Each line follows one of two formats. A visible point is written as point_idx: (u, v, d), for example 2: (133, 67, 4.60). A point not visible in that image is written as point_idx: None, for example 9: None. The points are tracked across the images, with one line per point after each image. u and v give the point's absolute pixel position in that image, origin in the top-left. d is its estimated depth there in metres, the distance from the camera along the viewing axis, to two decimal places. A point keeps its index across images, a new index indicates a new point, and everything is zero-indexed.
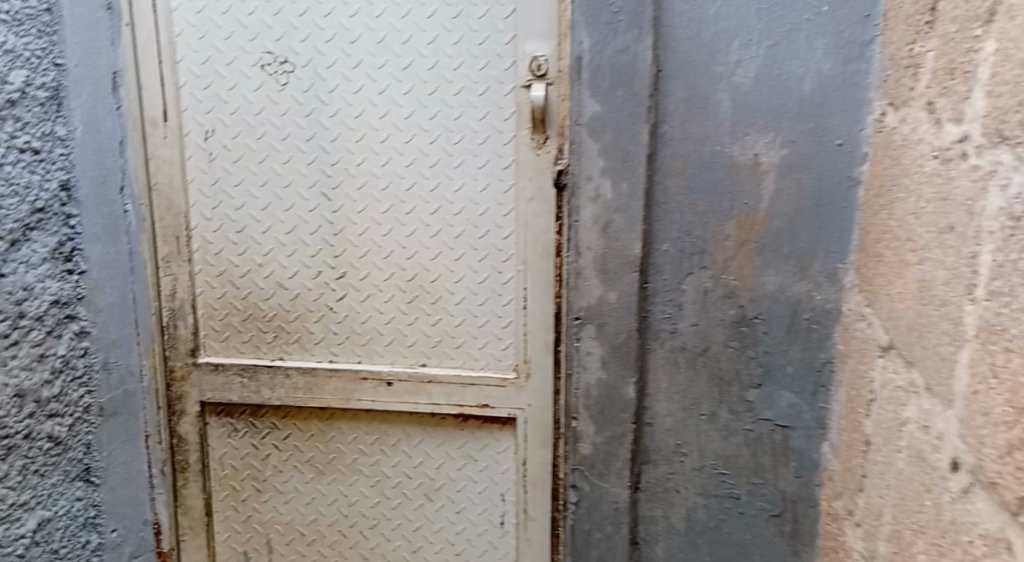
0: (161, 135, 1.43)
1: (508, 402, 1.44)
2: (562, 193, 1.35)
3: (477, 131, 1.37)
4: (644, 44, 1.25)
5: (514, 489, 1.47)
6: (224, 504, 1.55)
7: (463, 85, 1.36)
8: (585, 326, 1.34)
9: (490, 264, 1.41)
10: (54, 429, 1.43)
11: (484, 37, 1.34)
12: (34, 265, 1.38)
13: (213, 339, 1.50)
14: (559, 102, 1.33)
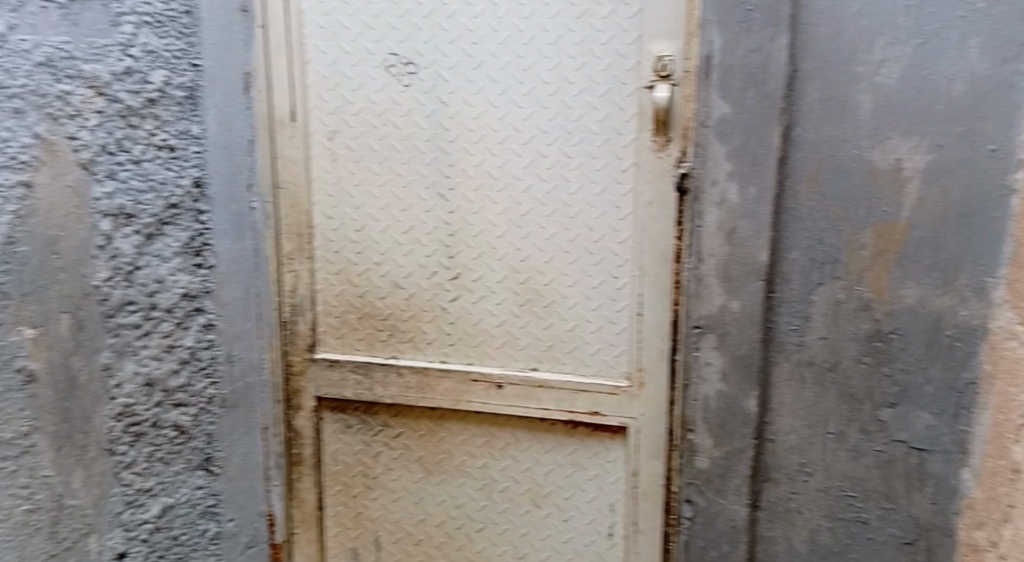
0: (289, 134, 1.45)
1: (621, 410, 1.40)
2: (685, 197, 1.31)
3: (598, 133, 1.34)
4: (780, 43, 1.20)
5: (625, 500, 1.43)
6: (336, 500, 1.57)
7: (585, 86, 1.34)
8: (706, 335, 1.30)
9: (607, 269, 1.38)
10: (179, 418, 1.43)
11: (609, 37, 1.31)
12: (165, 256, 1.38)
13: (330, 335, 1.51)
14: (685, 103, 1.29)
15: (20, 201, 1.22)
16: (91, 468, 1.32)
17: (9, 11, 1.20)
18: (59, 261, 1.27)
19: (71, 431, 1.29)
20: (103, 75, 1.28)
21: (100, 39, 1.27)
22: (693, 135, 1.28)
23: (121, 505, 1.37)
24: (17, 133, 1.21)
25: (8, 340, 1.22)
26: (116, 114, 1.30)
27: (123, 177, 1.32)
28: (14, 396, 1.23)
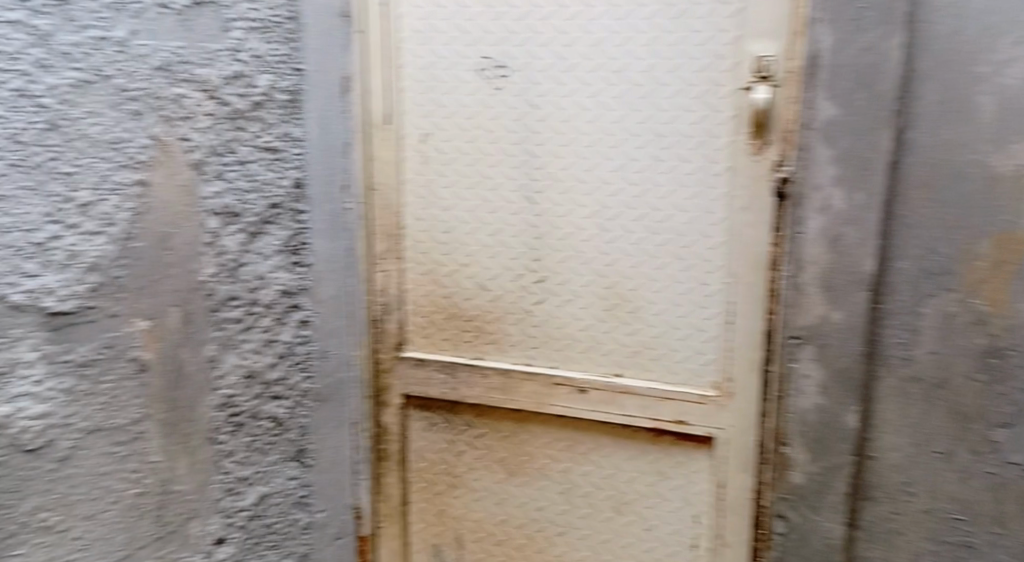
0: (383, 136, 1.47)
1: (707, 420, 1.37)
2: (782, 203, 1.28)
3: (690, 136, 1.33)
4: (893, 42, 1.17)
5: (710, 512, 1.40)
6: (420, 496, 1.59)
7: (680, 88, 1.32)
8: (804, 346, 1.26)
9: (696, 276, 1.35)
10: (276, 410, 1.41)
11: (707, 37, 1.29)
12: (266, 254, 1.36)
13: (418, 333, 1.54)
14: (785, 106, 1.26)
15: (138, 199, 1.21)
16: (195, 456, 1.32)
17: (128, 16, 1.17)
18: (169, 256, 1.25)
19: (179, 420, 1.29)
20: (214, 78, 1.26)
21: (212, 44, 1.25)
22: (795, 139, 1.25)
23: (220, 493, 1.36)
24: (137, 134, 1.19)
25: (122, 333, 1.22)
26: (225, 117, 1.27)
27: (230, 178, 1.29)
28: (126, 385, 1.23)
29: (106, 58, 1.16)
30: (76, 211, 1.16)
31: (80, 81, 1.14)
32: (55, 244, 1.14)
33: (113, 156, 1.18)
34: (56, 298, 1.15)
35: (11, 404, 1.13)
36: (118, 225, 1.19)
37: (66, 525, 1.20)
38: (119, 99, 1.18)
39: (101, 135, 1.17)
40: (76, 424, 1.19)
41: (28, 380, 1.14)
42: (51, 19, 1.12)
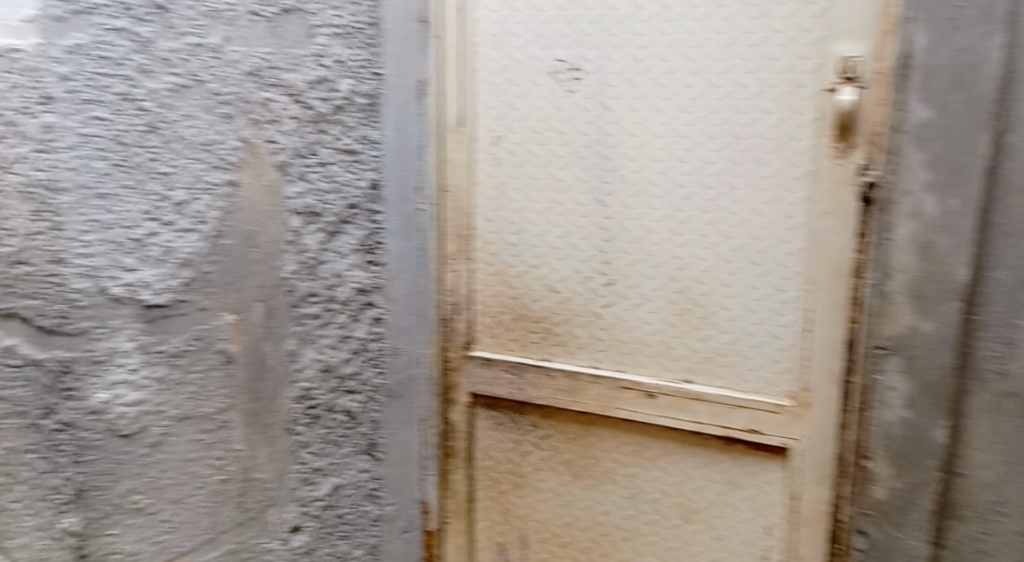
0: (457, 139, 1.51)
1: (782, 430, 1.37)
2: (868, 207, 1.26)
3: (769, 139, 1.32)
4: (995, 41, 1.15)
5: (782, 525, 1.40)
6: (486, 494, 1.62)
7: (759, 90, 1.32)
8: (891, 357, 1.26)
9: (773, 281, 1.35)
10: (350, 404, 1.46)
11: (788, 38, 1.29)
12: (342, 252, 1.40)
13: (485, 333, 1.56)
14: (873, 107, 1.24)
15: (227, 199, 1.25)
16: (274, 446, 1.37)
17: (221, 23, 1.21)
18: (255, 254, 1.30)
19: (260, 411, 1.35)
20: (299, 83, 1.30)
21: (298, 50, 1.29)
22: (884, 142, 1.23)
23: (297, 482, 1.41)
24: (227, 137, 1.23)
25: (211, 325, 1.27)
26: (308, 121, 1.32)
27: (312, 179, 1.34)
28: (213, 376, 1.28)
29: (202, 64, 1.20)
30: (171, 209, 1.20)
31: (177, 85, 1.19)
32: (152, 240, 1.19)
33: (206, 157, 1.22)
34: (151, 292, 1.21)
35: (108, 391, 1.20)
36: (208, 224, 1.24)
37: (156, 508, 1.26)
38: (212, 103, 1.22)
39: (195, 137, 1.21)
40: (166, 412, 1.25)
41: (124, 368, 1.21)
42: (153, 27, 1.16)
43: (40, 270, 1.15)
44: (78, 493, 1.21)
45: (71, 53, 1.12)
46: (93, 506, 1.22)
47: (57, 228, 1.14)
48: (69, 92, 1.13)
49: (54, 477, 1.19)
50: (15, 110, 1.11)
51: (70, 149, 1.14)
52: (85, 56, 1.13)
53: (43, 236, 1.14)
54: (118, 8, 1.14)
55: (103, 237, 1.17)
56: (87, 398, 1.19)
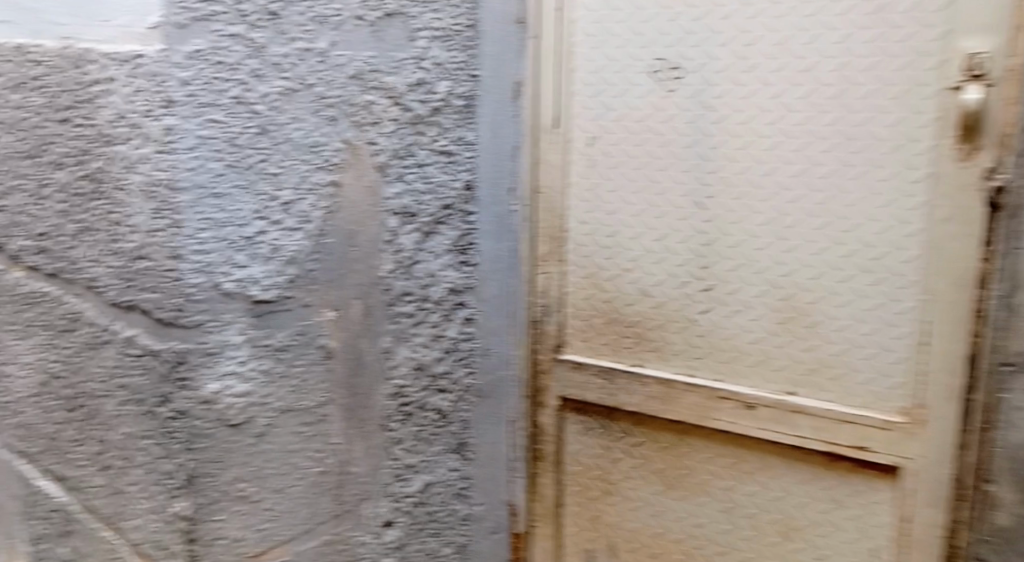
0: (553, 141, 1.51)
1: (892, 449, 1.32)
2: (995, 213, 1.20)
3: (885, 139, 1.28)
4: None
5: (891, 548, 1.36)
6: (574, 500, 1.62)
7: (874, 89, 1.27)
8: (1017, 375, 1.21)
9: (886, 290, 1.31)
10: (441, 403, 1.48)
11: (907, 33, 1.24)
12: (436, 252, 1.42)
13: (577, 337, 1.56)
14: (1001, 107, 1.19)
15: (330, 198, 1.29)
16: (369, 441, 1.41)
17: (329, 28, 1.24)
18: (355, 252, 1.33)
19: (357, 405, 1.39)
20: (398, 85, 1.32)
21: (399, 53, 1.31)
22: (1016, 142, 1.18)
23: (390, 477, 1.45)
24: (332, 139, 1.27)
25: (314, 321, 1.31)
26: (407, 123, 1.34)
27: (409, 179, 1.36)
28: (314, 370, 1.32)
29: (310, 68, 1.23)
30: (279, 209, 1.24)
31: (288, 89, 1.22)
32: (261, 238, 1.23)
33: (312, 159, 1.25)
34: (259, 288, 1.24)
35: (219, 382, 1.24)
36: (313, 223, 1.27)
37: (260, 496, 1.30)
38: (319, 106, 1.25)
39: (302, 139, 1.24)
40: (271, 404, 1.28)
41: (234, 360, 1.24)
42: (265, 33, 1.19)
43: (158, 265, 1.19)
44: (189, 480, 1.25)
45: (192, 59, 1.15)
46: (203, 493, 1.27)
47: (177, 225, 1.18)
48: (189, 96, 1.16)
49: (167, 463, 1.24)
50: (139, 113, 1.14)
51: (189, 150, 1.16)
52: (206, 62, 1.16)
53: (163, 233, 1.18)
54: (235, 15, 1.17)
55: (217, 234, 1.20)
56: (199, 388, 1.23)
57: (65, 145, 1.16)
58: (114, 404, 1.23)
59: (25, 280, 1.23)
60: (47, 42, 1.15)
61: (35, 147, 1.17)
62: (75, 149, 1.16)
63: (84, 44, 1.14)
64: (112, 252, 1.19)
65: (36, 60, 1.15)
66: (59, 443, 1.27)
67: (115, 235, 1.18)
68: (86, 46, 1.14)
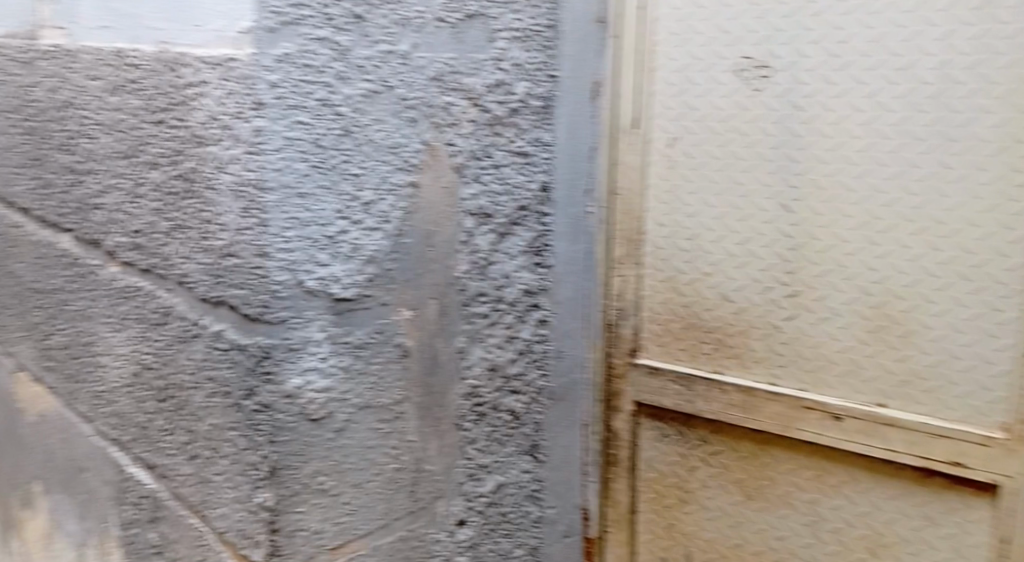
0: (633, 142, 1.50)
1: (989, 466, 1.26)
2: None
3: (988, 140, 1.23)
4: None
5: None
6: (648, 506, 1.61)
7: (976, 88, 1.23)
8: None
9: (989, 299, 1.25)
10: (515, 405, 1.49)
11: (1014, 31, 1.19)
12: (511, 254, 1.43)
13: (653, 341, 1.55)
14: None
15: (409, 199, 1.30)
16: (444, 439, 1.43)
17: (411, 30, 1.26)
18: (431, 253, 1.35)
19: (431, 404, 1.40)
20: (477, 87, 1.34)
21: (478, 54, 1.33)
22: None
23: (463, 477, 1.46)
24: (412, 140, 1.29)
25: (391, 320, 1.32)
26: (485, 122, 1.36)
27: (485, 180, 1.38)
28: (391, 367, 1.33)
29: (393, 69, 1.25)
30: (360, 209, 1.26)
31: (370, 91, 1.24)
32: (343, 237, 1.25)
33: (392, 160, 1.27)
34: (340, 286, 1.26)
35: (301, 377, 1.25)
36: (391, 223, 1.29)
37: (339, 490, 1.32)
38: (400, 107, 1.27)
39: (383, 140, 1.26)
40: (350, 400, 1.31)
41: (315, 356, 1.26)
42: (350, 35, 1.21)
43: (246, 261, 1.21)
44: (273, 471, 1.27)
45: (281, 61, 1.16)
46: (285, 485, 1.28)
47: (263, 224, 1.19)
48: (277, 99, 1.17)
49: (253, 454, 1.26)
50: (230, 115, 1.17)
51: (277, 151, 1.18)
52: (293, 65, 1.17)
53: (251, 232, 1.20)
54: (322, 19, 1.18)
55: (302, 233, 1.22)
56: (283, 382, 1.24)
57: (161, 145, 1.23)
58: (202, 395, 1.28)
59: (123, 274, 1.35)
60: (143, 46, 1.23)
61: (131, 147, 1.27)
62: (171, 150, 1.22)
63: (179, 48, 1.19)
64: (202, 248, 1.22)
65: (135, 64, 1.24)
66: (149, 431, 1.38)
67: (206, 232, 1.21)
68: (180, 51, 1.19)
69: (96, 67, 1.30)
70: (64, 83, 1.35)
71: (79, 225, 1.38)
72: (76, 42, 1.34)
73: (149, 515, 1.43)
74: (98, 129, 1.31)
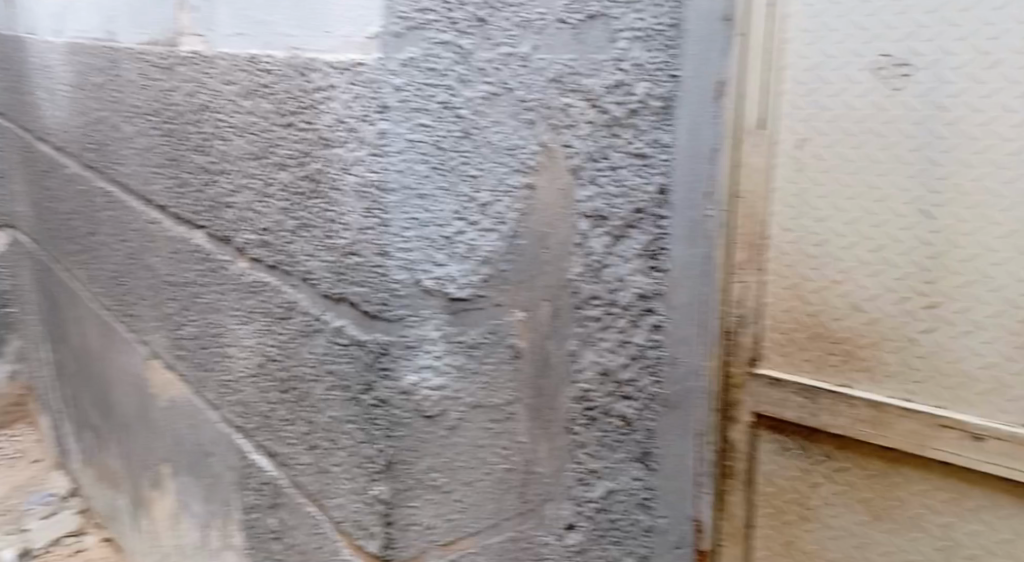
0: (757, 142, 1.31)
1: None
2: None
3: None
4: None
5: None
6: (766, 521, 1.42)
7: None
8: None
9: None
10: (626, 410, 1.42)
11: None
12: (626, 257, 1.37)
13: (775, 352, 1.35)
14: None
15: (525, 201, 1.30)
16: (553, 442, 1.43)
17: (533, 32, 1.26)
18: (546, 254, 1.35)
19: (543, 405, 1.40)
20: (597, 88, 1.30)
21: (598, 55, 1.29)
22: None
23: (573, 480, 1.45)
24: (529, 141, 1.28)
25: (504, 320, 1.33)
26: (604, 125, 1.32)
27: (601, 183, 1.34)
28: (503, 368, 1.34)
29: (512, 72, 1.25)
30: (476, 210, 1.27)
31: (490, 93, 1.24)
32: (459, 238, 1.26)
33: (509, 161, 1.27)
34: (456, 286, 1.27)
35: (417, 374, 1.27)
36: (507, 225, 1.29)
37: (451, 487, 1.34)
38: (518, 110, 1.27)
39: (501, 142, 1.26)
40: (463, 399, 1.32)
41: (430, 355, 1.27)
42: (473, 39, 1.21)
43: (367, 260, 1.23)
44: (388, 465, 1.29)
45: (406, 66, 1.17)
46: (400, 479, 1.30)
47: (384, 224, 1.21)
48: (401, 102, 1.18)
49: (369, 447, 1.30)
50: (356, 118, 1.19)
51: (399, 152, 1.19)
52: (417, 69, 1.17)
53: (372, 231, 1.22)
54: (447, 23, 1.19)
55: (421, 233, 1.23)
56: (399, 378, 1.26)
57: (289, 147, 1.33)
58: (322, 388, 1.40)
59: (253, 272, 1.54)
60: (276, 52, 1.31)
61: (262, 149, 1.40)
62: (299, 152, 1.31)
63: (309, 53, 1.25)
64: (326, 246, 1.29)
65: (267, 69, 1.34)
66: (272, 420, 1.60)
67: (329, 231, 1.28)
68: (309, 56, 1.24)
69: (231, 72, 1.44)
70: (201, 87, 1.55)
71: (213, 221, 1.62)
72: (212, 48, 1.49)
73: (269, 501, 1.66)
74: (232, 131, 1.48)
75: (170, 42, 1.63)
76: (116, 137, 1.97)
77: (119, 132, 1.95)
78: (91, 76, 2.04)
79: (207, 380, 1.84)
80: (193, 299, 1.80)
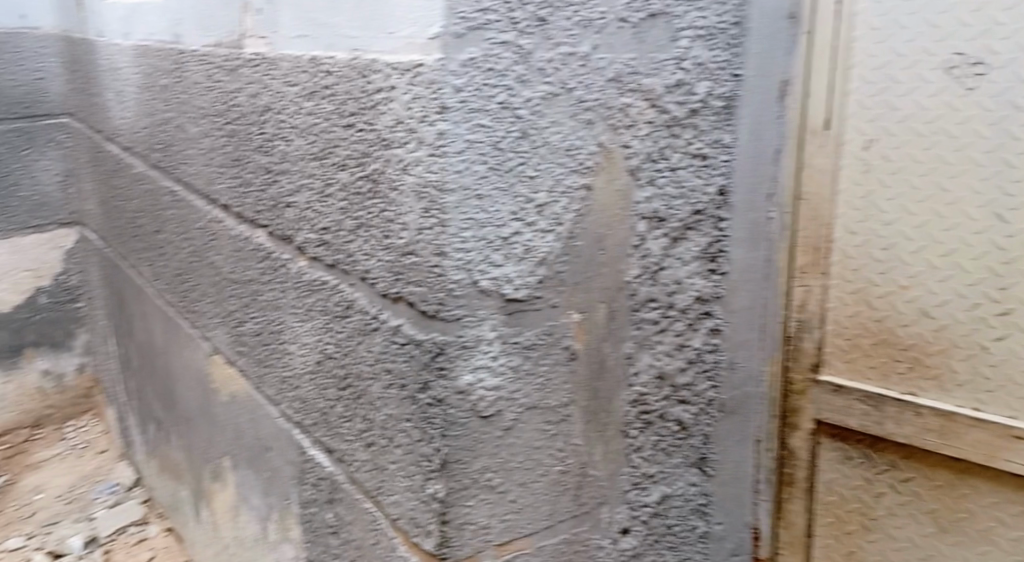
0: (820, 143, 1.20)
1: None
2: None
3: None
4: None
5: None
6: (826, 531, 1.30)
7: None
8: None
9: None
10: (682, 414, 1.36)
11: None
12: (685, 260, 1.32)
13: (837, 356, 1.24)
14: None
15: (582, 202, 1.30)
16: (609, 445, 1.42)
17: (593, 32, 1.25)
18: (603, 256, 1.34)
19: (598, 409, 1.40)
20: (657, 87, 1.27)
21: (659, 54, 1.26)
22: None
23: (628, 485, 1.43)
24: (587, 142, 1.28)
25: (560, 322, 1.33)
26: (663, 125, 1.28)
27: (661, 184, 1.30)
28: (558, 369, 1.34)
29: (571, 71, 1.24)
30: (534, 210, 1.26)
31: (549, 93, 1.24)
32: (516, 238, 1.25)
33: (568, 162, 1.27)
34: (512, 286, 1.27)
35: (473, 374, 1.28)
36: (564, 226, 1.29)
37: (506, 488, 1.35)
38: (578, 110, 1.26)
39: (560, 143, 1.26)
40: (519, 400, 1.32)
41: (487, 355, 1.28)
42: (533, 38, 1.21)
43: (425, 260, 1.24)
44: (443, 464, 1.30)
45: (467, 66, 1.17)
46: (456, 478, 1.31)
47: (442, 225, 1.21)
48: (461, 102, 1.18)
49: (426, 446, 1.32)
50: (416, 119, 1.20)
51: (460, 153, 1.19)
52: (478, 69, 1.18)
53: (431, 231, 1.23)
54: (507, 23, 1.19)
55: (478, 234, 1.23)
56: (456, 378, 1.27)
57: (349, 147, 1.35)
58: (379, 386, 1.42)
59: (312, 271, 1.56)
60: (338, 53, 1.33)
61: (322, 150, 1.42)
62: (358, 153, 1.33)
63: (371, 55, 1.26)
64: (384, 246, 1.31)
65: (329, 70, 1.36)
66: (329, 417, 1.62)
67: (388, 231, 1.30)
68: (371, 57, 1.26)
69: (293, 74, 1.47)
70: (263, 89, 1.57)
71: (274, 220, 1.65)
72: (275, 50, 1.52)
73: (326, 496, 1.68)
74: (293, 131, 1.50)
75: (235, 44, 1.66)
76: (181, 137, 2.02)
77: (184, 133, 1.99)
78: (157, 79, 2.09)
79: (266, 376, 1.86)
80: (254, 297, 1.83)
